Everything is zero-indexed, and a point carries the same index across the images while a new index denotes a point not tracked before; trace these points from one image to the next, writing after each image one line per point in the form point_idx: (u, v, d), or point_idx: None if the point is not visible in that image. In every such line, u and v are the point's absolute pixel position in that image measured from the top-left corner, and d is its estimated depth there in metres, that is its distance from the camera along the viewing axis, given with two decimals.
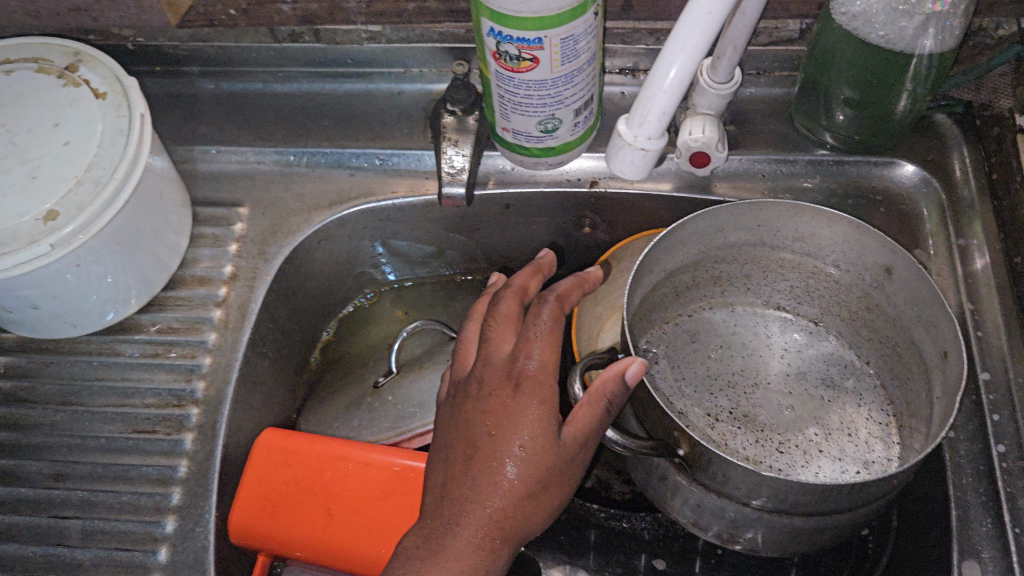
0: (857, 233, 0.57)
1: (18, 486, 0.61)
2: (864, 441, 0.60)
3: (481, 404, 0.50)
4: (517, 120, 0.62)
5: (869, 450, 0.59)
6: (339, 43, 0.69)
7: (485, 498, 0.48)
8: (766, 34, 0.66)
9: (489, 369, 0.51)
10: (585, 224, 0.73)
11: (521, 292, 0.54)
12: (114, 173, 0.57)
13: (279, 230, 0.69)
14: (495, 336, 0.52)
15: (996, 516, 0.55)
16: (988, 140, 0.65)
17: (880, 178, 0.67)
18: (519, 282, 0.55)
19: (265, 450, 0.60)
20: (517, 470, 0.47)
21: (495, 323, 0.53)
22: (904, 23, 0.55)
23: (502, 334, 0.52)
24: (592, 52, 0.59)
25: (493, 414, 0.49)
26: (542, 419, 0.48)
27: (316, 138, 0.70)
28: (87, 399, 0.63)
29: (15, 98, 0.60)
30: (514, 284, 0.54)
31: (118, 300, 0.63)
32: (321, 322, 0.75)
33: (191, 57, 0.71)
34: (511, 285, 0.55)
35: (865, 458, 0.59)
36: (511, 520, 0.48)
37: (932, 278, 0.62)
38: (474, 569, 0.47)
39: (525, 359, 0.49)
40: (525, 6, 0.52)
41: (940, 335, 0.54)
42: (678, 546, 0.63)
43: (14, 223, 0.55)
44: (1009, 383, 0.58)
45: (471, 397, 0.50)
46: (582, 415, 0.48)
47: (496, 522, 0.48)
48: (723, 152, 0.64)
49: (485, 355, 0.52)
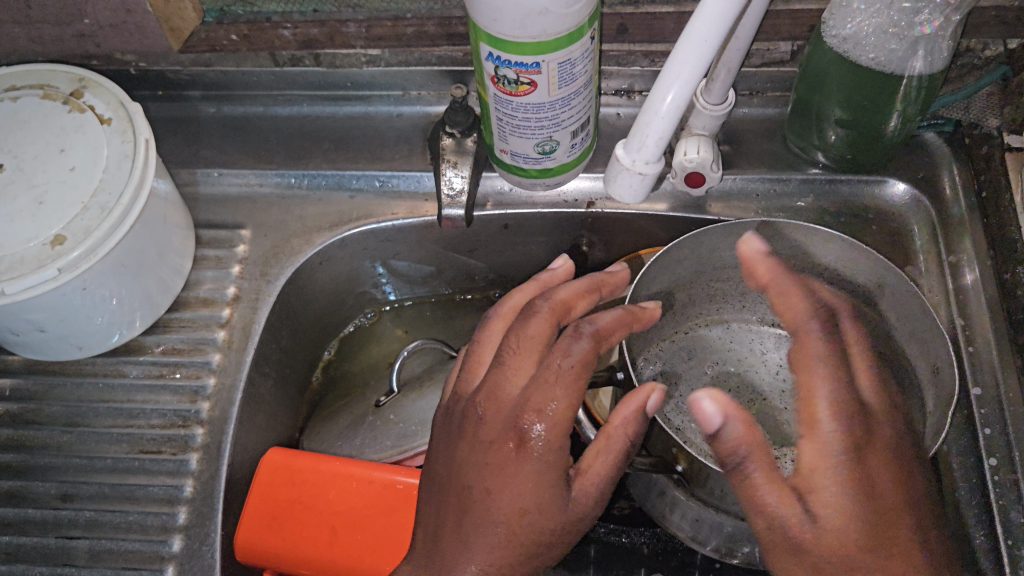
0: (850, 251, 0.59)
1: (24, 507, 0.62)
2: None
3: (484, 449, 0.50)
4: (516, 142, 0.63)
5: None
6: (339, 67, 0.70)
7: (479, 542, 0.50)
8: (758, 56, 0.67)
9: (497, 399, 0.51)
10: (583, 243, 0.74)
11: (553, 310, 0.53)
12: (120, 198, 0.58)
13: (281, 251, 0.70)
14: (509, 368, 0.51)
15: (989, 528, 0.56)
16: (978, 158, 0.67)
17: (871, 197, 0.68)
18: (559, 300, 0.53)
19: (272, 467, 0.61)
20: (513, 518, 0.49)
21: (517, 344, 0.51)
22: (893, 45, 0.56)
23: (522, 360, 0.51)
24: (589, 75, 0.60)
25: (496, 465, 0.49)
26: (546, 479, 0.49)
27: (316, 160, 0.71)
28: (92, 420, 0.64)
29: (21, 124, 0.61)
30: (553, 301, 0.53)
31: (123, 322, 0.64)
32: (322, 342, 0.76)
33: (193, 81, 0.72)
34: (549, 301, 0.53)
35: None
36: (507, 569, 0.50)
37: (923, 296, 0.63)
38: None
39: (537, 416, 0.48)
40: (523, 32, 0.54)
41: (932, 352, 0.55)
42: (676, 561, 0.63)
43: (21, 248, 0.56)
44: (1000, 397, 0.59)
45: (473, 430, 0.51)
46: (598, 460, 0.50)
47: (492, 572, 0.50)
48: (718, 172, 0.65)
49: (496, 384, 0.51)
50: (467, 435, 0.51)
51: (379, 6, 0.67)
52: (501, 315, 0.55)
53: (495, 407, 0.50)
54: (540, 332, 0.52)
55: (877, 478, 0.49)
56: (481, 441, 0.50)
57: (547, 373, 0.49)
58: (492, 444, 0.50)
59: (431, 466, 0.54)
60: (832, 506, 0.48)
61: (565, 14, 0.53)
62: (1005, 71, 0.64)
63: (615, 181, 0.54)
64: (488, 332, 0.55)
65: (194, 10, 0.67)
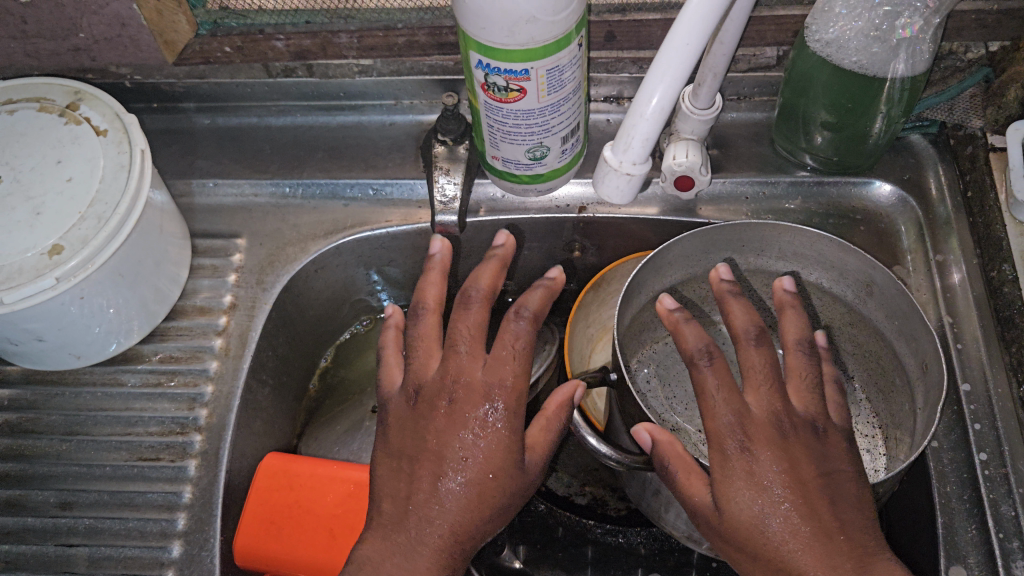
0: (838, 250, 0.60)
1: (24, 515, 0.62)
2: None
3: (450, 424, 0.52)
4: (506, 148, 0.64)
5: None
6: (332, 77, 0.71)
7: (443, 515, 0.51)
8: (745, 61, 0.68)
9: (457, 378, 0.52)
10: (575, 248, 0.75)
11: (487, 297, 0.55)
12: (116, 208, 0.58)
13: (276, 260, 0.70)
14: (465, 348, 0.53)
15: (980, 522, 0.56)
16: (963, 159, 0.67)
17: (859, 199, 0.69)
18: (487, 285, 0.56)
19: (269, 472, 0.62)
20: (484, 486, 0.51)
21: (465, 331, 0.54)
22: (876, 49, 0.57)
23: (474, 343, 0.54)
24: (577, 81, 0.61)
25: (464, 437, 0.51)
26: (514, 448, 0.51)
27: (311, 170, 0.72)
28: (91, 429, 0.65)
29: (18, 137, 0.62)
30: (482, 287, 0.55)
31: (120, 331, 0.64)
32: (319, 349, 0.77)
33: (187, 93, 0.73)
34: (479, 288, 0.56)
35: None
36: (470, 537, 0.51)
37: (912, 294, 0.64)
38: None
39: (500, 389, 0.51)
40: (512, 40, 0.55)
41: (920, 348, 0.56)
42: (673, 560, 0.64)
43: (19, 258, 0.56)
44: (989, 393, 0.60)
45: (434, 406, 0.52)
46: (543, 433, 0.53)
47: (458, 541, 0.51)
48: (707, 175, 0.66)
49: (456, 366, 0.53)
50: (427, 413, 0.53)
51: (371, 18, 0.70)
52: (432, 306, 0.57)
53: (456, 387, 0.52)
54: (481, 314, 0.55)
55: (771, 464, 0.47)
56: (443, 416, 0.52)
57: (503, 347, 0.53)
58: (459, 420, 0.51)
59: (385, 446, 0.54)
60: (744, 495, 0.47)
61: (552, 21, 0.54)
62: (987, 72, 0.66)
63: (603, 183, 0.54)
64: (422, 323, 0.56)
65: (187, 22, 0.69)
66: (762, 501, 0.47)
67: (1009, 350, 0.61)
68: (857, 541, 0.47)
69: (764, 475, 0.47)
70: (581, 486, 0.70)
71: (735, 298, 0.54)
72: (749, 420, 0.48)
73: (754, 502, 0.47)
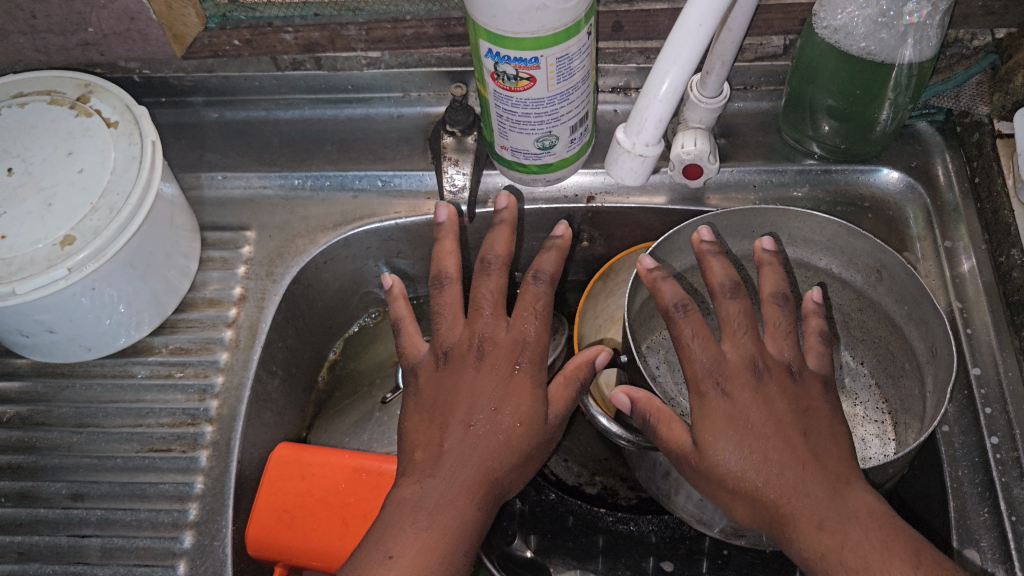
0: (847, 234, 0.60)
1: (36, 507, 0.62)
2: (861, 438, 0.62)
3: (481, 375, 0.55)
4: (515, 137, 0.65)
5: (866, 447, 0.62)
6: (339, 70, 0.72)
7: (473, 459, 0.53)
8: (751, 50, 0.69)
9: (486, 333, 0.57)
10: (583, 238, 0.75)
11: (504, 264, 0.60)
12: (127, 198, 0.59)
13: (285, 251, 0.70)
14: (489, 311, 0.58)
15: (992, 505, 0.56)
16: (971, 145, 0.67)
17: (866, 186, 0.69)
18: (505, 252, 0.60)
19: (281, 460, 0.62)
20: (513, 431, 0.54)
21: (489, 295, 0.58)
22: (884, 34, 0.58)
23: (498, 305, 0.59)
24: (585, 70, 0.61)
25: (495, 388, 0.55)
26: (538, 398, 0.55)
27: (319, 162, 0.72)
28: (102, 421, 0.65)
29: (29, 129, 0.62)
30: (501, 254, 0.60)
31: (131, 323, 0.64)
32: (328, 341, 0.77)
33: (196, 87, 0.73)
34: (497, 254, 0.60)
35: (863, 455, 0.61)
36: (499, 484, 0.53)
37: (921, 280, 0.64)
38: (464, 525, 0.52)
39: (526, 341, 0.56)
40: (522, 27, 0.55)
41: (930, 333, 0.56)
42: (684, 548, 0.64)
43: (31, 249, 0.56)
44: (1000, 377, 0.60)
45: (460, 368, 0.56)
46: (563, 391, 0.56)
47: (488, 485, 0.53)
48: (715, 163, 0.66)
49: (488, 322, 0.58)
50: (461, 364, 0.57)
51: (380, 10, 0.69)
52: (455, 275, 0.61)
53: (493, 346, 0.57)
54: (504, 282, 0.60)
55: (747, 410, 0.50)
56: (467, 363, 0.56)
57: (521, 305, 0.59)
58: (490, 371, 0.55)
59: (416, 401, 0.57)
60: (727, 444, 0.49)
61: (561, 7, 0.55)
62: (994, 59, 0.66)
63: (616, 165, 0.54)
64: (447, 291, 0.60)
65: (197, 16, 0.69)
66: (740, 449, 0.49)
67: (1019, 334, 0.61)
68: (840, 472, 0.49)
69: (737, 420, 0.50)
70: (591, 476, 0.70)
71: (716, 256, 0.56)
72: (726, 367, 0.51)
73: (729, 451, 0.49)
